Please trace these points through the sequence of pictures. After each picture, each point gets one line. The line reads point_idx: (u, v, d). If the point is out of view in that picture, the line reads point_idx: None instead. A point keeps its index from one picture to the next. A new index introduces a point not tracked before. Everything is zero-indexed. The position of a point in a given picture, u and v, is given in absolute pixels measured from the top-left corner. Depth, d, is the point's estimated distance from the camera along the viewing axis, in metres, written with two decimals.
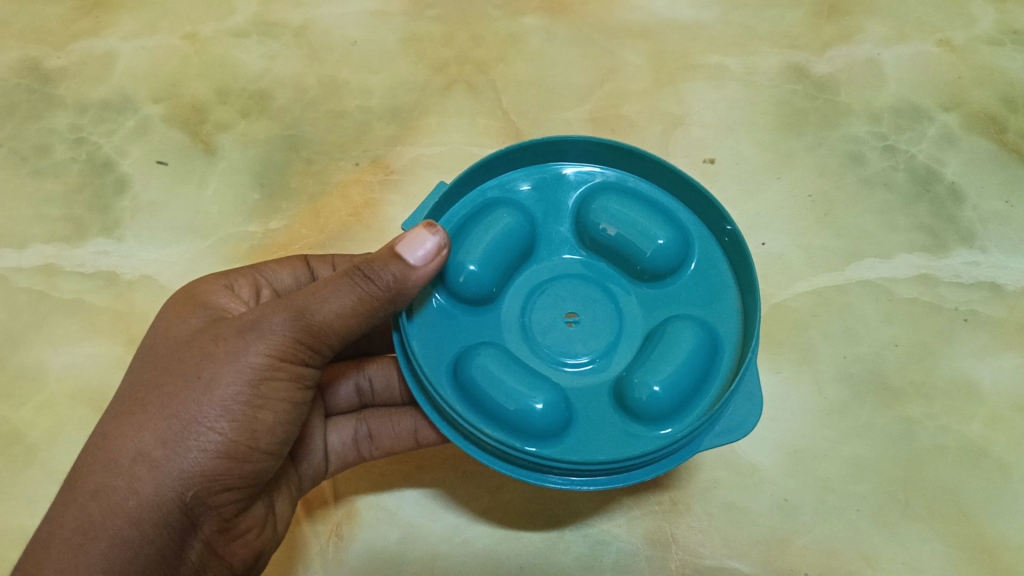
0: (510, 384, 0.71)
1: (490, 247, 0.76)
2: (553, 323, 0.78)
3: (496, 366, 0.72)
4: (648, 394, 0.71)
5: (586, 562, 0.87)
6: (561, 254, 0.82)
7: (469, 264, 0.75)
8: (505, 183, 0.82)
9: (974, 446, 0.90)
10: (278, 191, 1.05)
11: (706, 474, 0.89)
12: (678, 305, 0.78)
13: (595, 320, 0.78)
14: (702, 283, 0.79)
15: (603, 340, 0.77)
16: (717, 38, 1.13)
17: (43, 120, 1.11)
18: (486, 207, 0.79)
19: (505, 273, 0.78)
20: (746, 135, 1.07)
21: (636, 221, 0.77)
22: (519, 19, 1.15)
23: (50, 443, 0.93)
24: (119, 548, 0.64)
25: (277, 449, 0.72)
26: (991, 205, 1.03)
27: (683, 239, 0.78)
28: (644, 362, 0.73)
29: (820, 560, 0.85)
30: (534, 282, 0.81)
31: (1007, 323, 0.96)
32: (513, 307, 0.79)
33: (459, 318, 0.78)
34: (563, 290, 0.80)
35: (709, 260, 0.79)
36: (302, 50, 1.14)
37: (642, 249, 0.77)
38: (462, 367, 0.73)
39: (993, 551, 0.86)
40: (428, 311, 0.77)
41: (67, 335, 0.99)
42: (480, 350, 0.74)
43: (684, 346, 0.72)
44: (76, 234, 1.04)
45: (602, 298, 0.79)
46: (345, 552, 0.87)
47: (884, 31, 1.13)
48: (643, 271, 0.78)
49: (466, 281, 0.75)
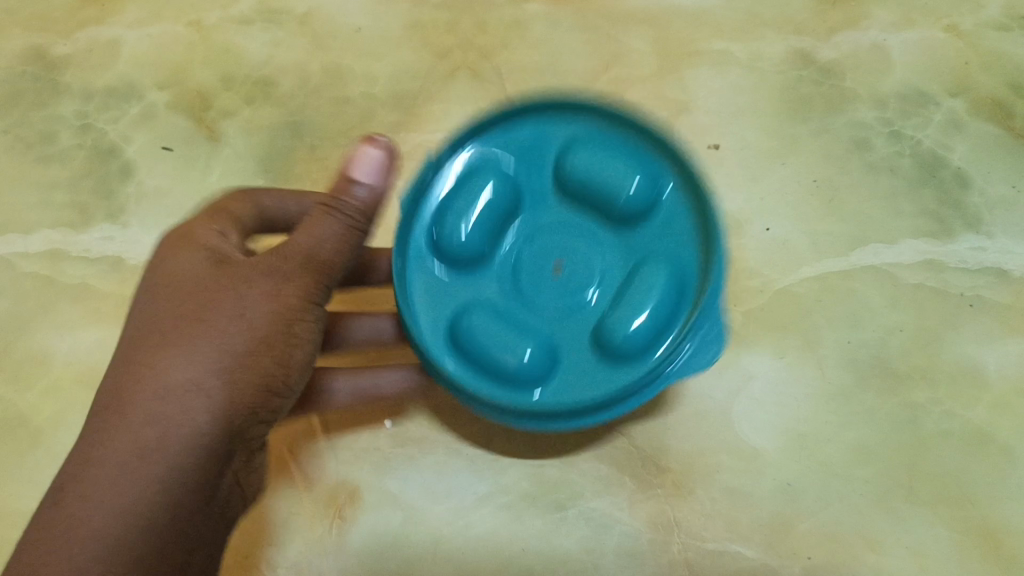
0: (502, 342, 0.80)
1: (473, 215, 0.82)
2: (538, 272, 0.84)
3: (488, 327, 0.81)
4: (622, 335, 0.79)
5: (589, 546, 0.87)
6: (541, 203, 0.85)
7: (455, 233, 0.82)
8: (482, 145, 0.85)
9: (979, 432, 0.90)
10: (282, 178, 1.06)
11: (709, 458, 0.89)
12: (649, 245, 0.82)
13: (576, 268, 0.83)
14: (669, 223, 0.82)
15: (582, 286, 0.83)
16: (723, 24, 1.11)
17: (49, 107, 1.12)
18: (467, 176, 0.83)
19: (490, 234, 0.83)
20: (751, 122, 1.06)
21: (602, 171, 0.81)
22: (522, 6, 1.14)
23: (57, 426, 0.94)
24: (161, 479, 0.70)
25: (290, 379, 0.79)
26: (997, 190, 1.02)
27: (646, 185, 0.81)
28: (619, 308, 0.80)
29: (822, 545, 0.86)
30: (519, 233, 0.85)
31: (1013, 308, 0.95)
32: (507, 261, 0.85)
33: (453, 283, 0.84)
34: (546, 241, 0.84)
35: (672, 198, 0.82)
36: (305, 37, 1.14)
37: (611, 201, 0.81)
38: (460, 332, 0.81)
39: (995, 536, 0.86)
40: (423, 274, 0.84)
41: (72, 319, 0.99)
42: (473, 312, 0.82)
43: (653, 293, 0.79)
44: (82, 220, 1.04)
45: (579, 245, 0.84)
46: (348, 535, 0.88)
47: (892, 16, 1.12)
48: (614, 216, 0.82)
49: (454, 248, 0.82)
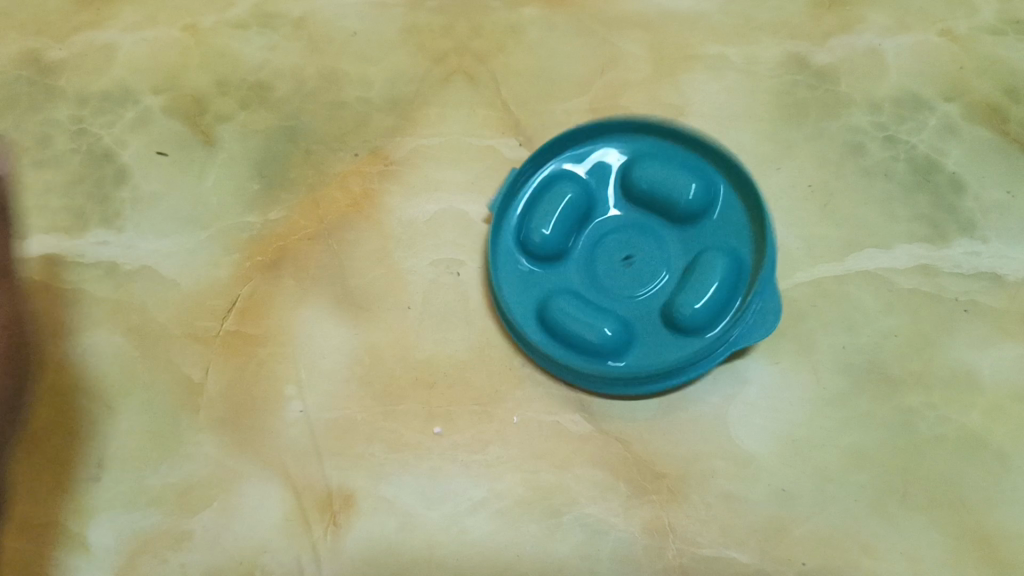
0: (582, 316, 0.88)
1: (559, 217, 0.92)
2: (610, 265, 0.93)
3: (570, 306, 0.89)
4: (688, 311, 0.86)
5: (584, 552, 0.87)
6: (610, 206, 0.95)
7: (541, 231, 0.91)
8: (561, 159, 0.96)
9: (973, 436, 0.90)
10: (277, 182, 1.05)
11: (704, 463, 0.89)
12: (710, 238, 0.92)
13: (643, 257, 0.93)
14: (726, 221, 0.92)
15: (650, 275, 0.92)
16: (718, 27, 1.12)
17: (44, 112, 1.11)
18: (549, 184, 0.94)
19: (569, 232, 0.93)
20: (747, 126, 1.06)
21: (668, 177, 0.91)
22: (518, 10, 1.14)
23: (52, 433, 0.93)
24: None
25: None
26: (992, 194, 1.02)
27: (706, 192, 0.92)
28: (687, 287, 0.88)
29: (816, 550, 0.86)
30: (594, 233, 0.95)
31: (1007, 312, 0.95)
32: (580, 259, 0.94)
33: (537, 275, 0.93)
34: (617, 236, 0.94)
35: (729, 209, 0.92)
36: (301, 41, 1.14)
37: (673, 200, 0.90)
38: (545, 310, 0.90)
39: (988, 540, 0.86)
40: (513, 270, 0.94)
41: (66, 325, 0.98)
42: (560, 297, 0.90)
43: (715, 273, 0.87)
44: (77, 225, 1.04)
45: (644, 240, 0.93)
46: (343, 542, 0.88)
47: (886, 20, 1.12)
48: (676, 215, 0.92)
49: (539, 244, 0.91)
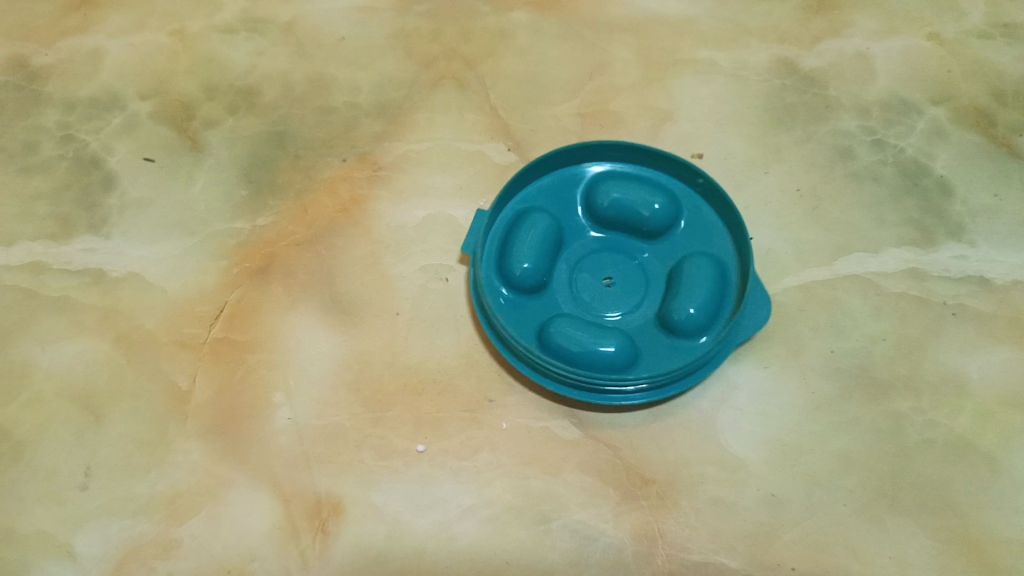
0: (583, 336, 0.86)
1: (536, 246, 0.90)
2: (593, 285, 0.93)
3: (570, 328, 0.87)
4: (685, 315, 0.86)
5: (573, 558, 0.85)
6: (583, 237, 0.96)
7: (523, 262, 0.89)
8: (526, 197, 0.97)
9: (962, 441, 0.90)
10: (265, 187, 1.05)
11: (694, 469, 0.89)
12: (687, 248, 0.94)
13: (626, 277, 0.93)
14: (697, 229, 0.95)
15: (636, 291, 0.92)
16: (706, 33, 1.13)
17: (31, 117, 1.11)
18: (521, 216, 0.94)
19: (550, 261, 0.92)
20: (736, 131, 1.06)
21: (634, 194, 0.93)
22: (508, 15, 1.15)
23: (37, 441, 0.92)
24: None
25: None
26: (980, 199, 1.02)
27: (673, 203, 0.94)
28: (677, 292, 0.88)
29: (808, 555, 0.85)
30: (573, 261, 0.95)
31: (995, 317, 0.95)
32: (563, 286, 0.93)
33: (525, 305, 0.91)
34: (597, 261, 0.94)
35: (696, 210, 0.96)
36: (290, 46, 1.14)
37: (641, 213, 0.93)
38: (545, 338, 0.87)
39: (980, 545, 0.86)
40: (500, 306, 0.91)
41: (53, 332, 0.98)
42: (556, 322, 0.88)
43: (702, 275, 0.88)
44: (64, 231, 1.03)
45: (622, 259, 0.94)
46: (331, 549, 0.86)
47: (873, 25, 1.13)
48: (648, 230, 0.94)
49: (522, 275, 0.89)
